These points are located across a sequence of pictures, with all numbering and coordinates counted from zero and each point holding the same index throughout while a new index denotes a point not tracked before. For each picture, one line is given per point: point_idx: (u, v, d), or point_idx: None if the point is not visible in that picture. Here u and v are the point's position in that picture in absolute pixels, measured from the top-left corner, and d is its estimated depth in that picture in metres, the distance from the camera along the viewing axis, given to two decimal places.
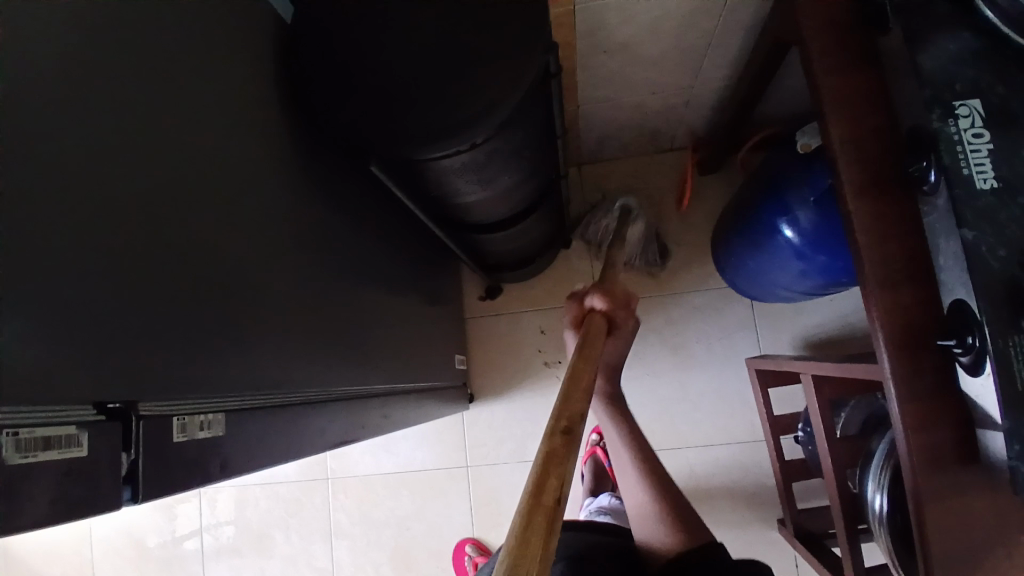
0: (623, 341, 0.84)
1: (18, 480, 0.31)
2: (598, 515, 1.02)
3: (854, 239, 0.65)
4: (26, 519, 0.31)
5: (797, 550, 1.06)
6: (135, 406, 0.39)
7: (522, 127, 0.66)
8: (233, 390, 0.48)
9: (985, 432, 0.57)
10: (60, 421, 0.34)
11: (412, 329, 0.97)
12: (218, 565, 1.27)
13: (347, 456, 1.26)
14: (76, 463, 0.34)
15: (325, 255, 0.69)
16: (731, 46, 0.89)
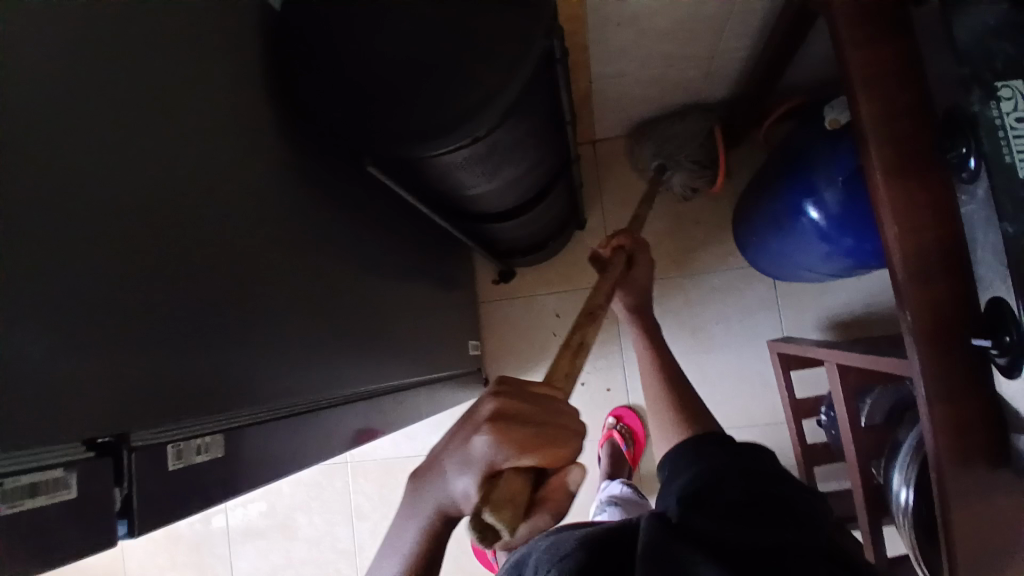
0: (642, 276, 0.85)
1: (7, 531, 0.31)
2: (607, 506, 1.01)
3: (885, 226, 0.60)
4: (18, 567, 0.31)
5: None
6: (127, 439, 0.38)
7: (525, 116, 0.62)
8: (231, 409, 0.47)
9: (1019, 437, 0.53)
10: (47, 465, 0.33)
11: (423, 319, 0.95)
12: (246, 544, 1.30)
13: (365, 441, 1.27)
14: (67, 506, 0.34)
15: (327, 254, 0.67)
16: (752, 15, 0.84)
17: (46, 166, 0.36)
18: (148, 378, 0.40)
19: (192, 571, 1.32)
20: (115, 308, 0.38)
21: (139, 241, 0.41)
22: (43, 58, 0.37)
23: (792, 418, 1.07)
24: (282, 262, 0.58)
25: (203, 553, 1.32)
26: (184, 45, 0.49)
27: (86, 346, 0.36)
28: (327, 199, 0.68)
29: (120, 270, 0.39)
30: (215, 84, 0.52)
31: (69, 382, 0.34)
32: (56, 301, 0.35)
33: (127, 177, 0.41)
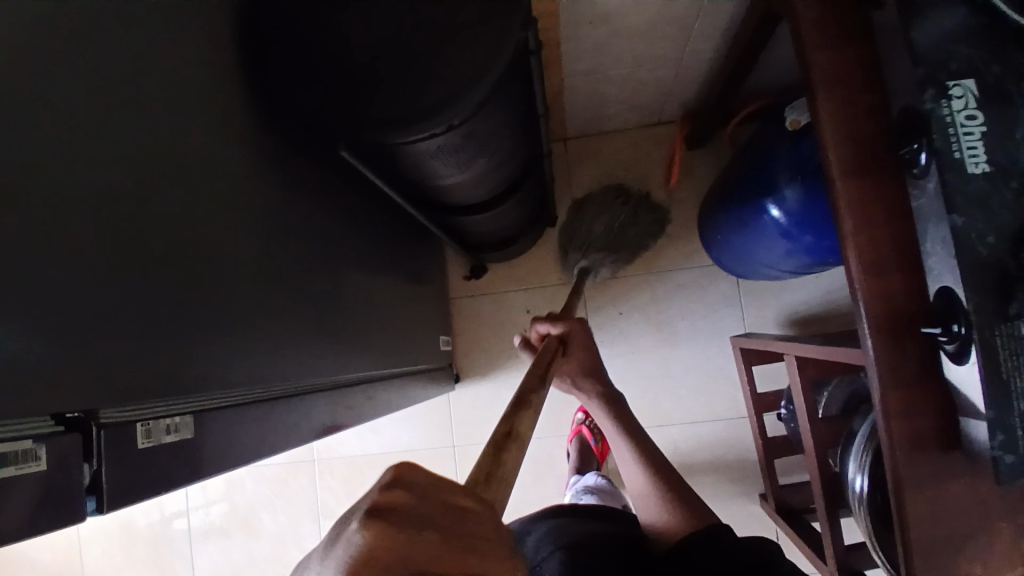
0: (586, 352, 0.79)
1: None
2: (585, 493, 1.02)
3: (842, 219, 0.63)
4: None
5: (778, 524, 1.08)
6: (95, 415, 0.37)
7: (502, 108, 0.63)
8: (203, 389, 0.47)
9: (967, 420, 0.57)
10: (16, 435, 0.32)
11: (394, 311, 0.95)
12: (207, 545, 1.27)
13: (332, 438, 1.25)
14: (34, 479, 0.33)
15: (300, 240, 0.66)
16: (720, 17, 0.87)
17: (16, 131, 0.35)
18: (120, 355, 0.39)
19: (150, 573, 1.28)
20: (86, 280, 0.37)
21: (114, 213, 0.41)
22: (15, 22, 0.36)
23: (753, 412, 1.10)
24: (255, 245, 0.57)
25: (161, 555, 1.28)
26: (159, 19, 0.48)
27: (54, 317, 0.35)
28: (300, 183, 0.68)
29: (93, 243, 0.38)
30: (189, 62, 0.51)
31: (38, 350, 0.34)
32: (26, 271, 0.34)
33: (100, 150, 0.40)
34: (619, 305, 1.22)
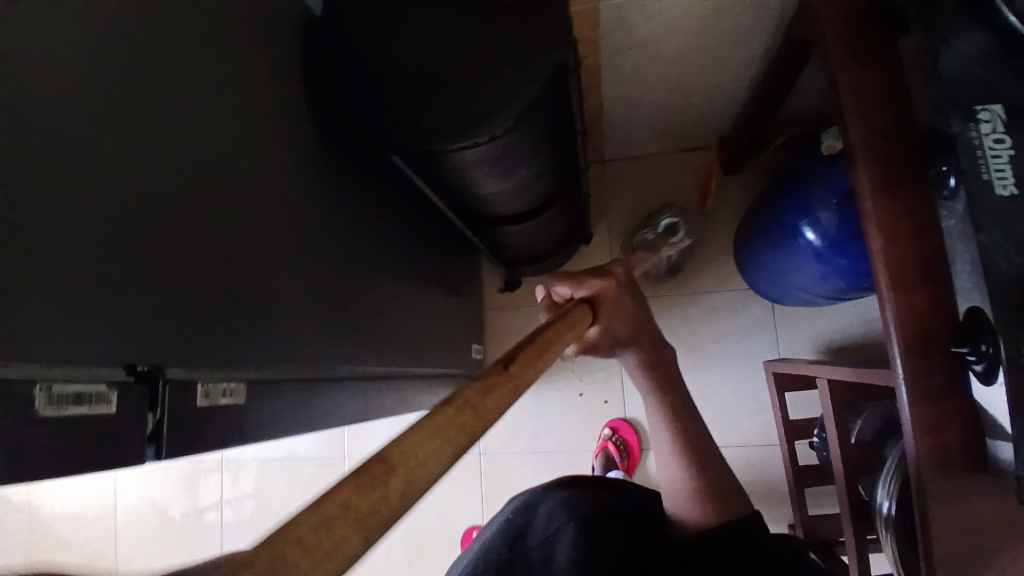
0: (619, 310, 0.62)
1: (50, 429, 0.34)
2: None
3: (871, 238, 0.64)
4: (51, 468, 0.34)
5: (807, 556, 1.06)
6: (163, 372, 0.41)
7: (540, 121, 0.67)
8: (254, 363, 0.51)
9: (995, 443, 0.57)
10: (93, 379, 0.37)
11: (430, 316, 0.99)
12: (238, 538, 1.31)
13: (363, 439, 1.27)
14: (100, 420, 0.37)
15: (351, 238, 0.71)
16: (758, 45, 0.89)
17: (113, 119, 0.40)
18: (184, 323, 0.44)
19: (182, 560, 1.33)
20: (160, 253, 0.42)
21: (188, 196, 0.45)
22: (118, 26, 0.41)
23: (784, 438, 1.09)
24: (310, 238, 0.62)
25: (195, 545, 1.33)
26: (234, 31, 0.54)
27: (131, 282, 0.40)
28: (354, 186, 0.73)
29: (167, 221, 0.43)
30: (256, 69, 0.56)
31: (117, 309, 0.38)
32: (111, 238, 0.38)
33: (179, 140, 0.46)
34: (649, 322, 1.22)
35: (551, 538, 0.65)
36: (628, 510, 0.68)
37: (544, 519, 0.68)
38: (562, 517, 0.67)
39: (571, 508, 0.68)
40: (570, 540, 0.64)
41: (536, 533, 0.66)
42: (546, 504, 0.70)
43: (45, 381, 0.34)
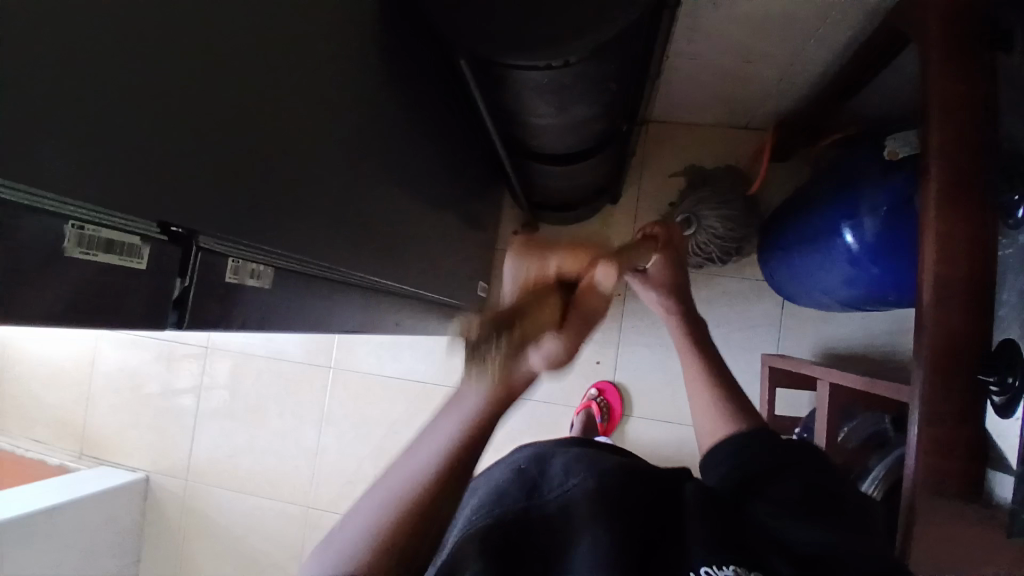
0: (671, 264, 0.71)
1: (84, 270, 0.32)
2: None
3: (924, 251, 0.63)
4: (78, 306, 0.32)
5: None
6: (197, 237, 0.39)
7: (613, 57, 0.63)
8: (294, 251, 0.49)
9: (996, 477, 0.57)
10: (127, 230, 0.34)
11: (447, 243, 0.97)
12: (211, 423, 1.30)
13: (352, 351, 1.25)
14: (133, 273, 0.35)
15: (396, 145, 0.68)
16: (845, 30, 0.85)
17: None
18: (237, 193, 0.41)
19: (151, 435, 1.32)
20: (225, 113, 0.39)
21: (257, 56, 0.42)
22: None
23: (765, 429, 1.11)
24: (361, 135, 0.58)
25: (164, 423, 1.32)
26: None
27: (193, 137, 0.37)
28: (411, 92, 0.69)
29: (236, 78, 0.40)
30: None
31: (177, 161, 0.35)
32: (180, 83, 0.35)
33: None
34: None
35: (569, 492, 0.50)
36: (659, 480, 0.54)
37: (560, 473, 0.52)
38: (584, 473, 0.51)
39: (593, 465, 0.53)
40: (593, 493, 0.49)
41: (549, 486, 0.51)
42: (559, 458, 0.55)
43: (77, 219, 0.31)
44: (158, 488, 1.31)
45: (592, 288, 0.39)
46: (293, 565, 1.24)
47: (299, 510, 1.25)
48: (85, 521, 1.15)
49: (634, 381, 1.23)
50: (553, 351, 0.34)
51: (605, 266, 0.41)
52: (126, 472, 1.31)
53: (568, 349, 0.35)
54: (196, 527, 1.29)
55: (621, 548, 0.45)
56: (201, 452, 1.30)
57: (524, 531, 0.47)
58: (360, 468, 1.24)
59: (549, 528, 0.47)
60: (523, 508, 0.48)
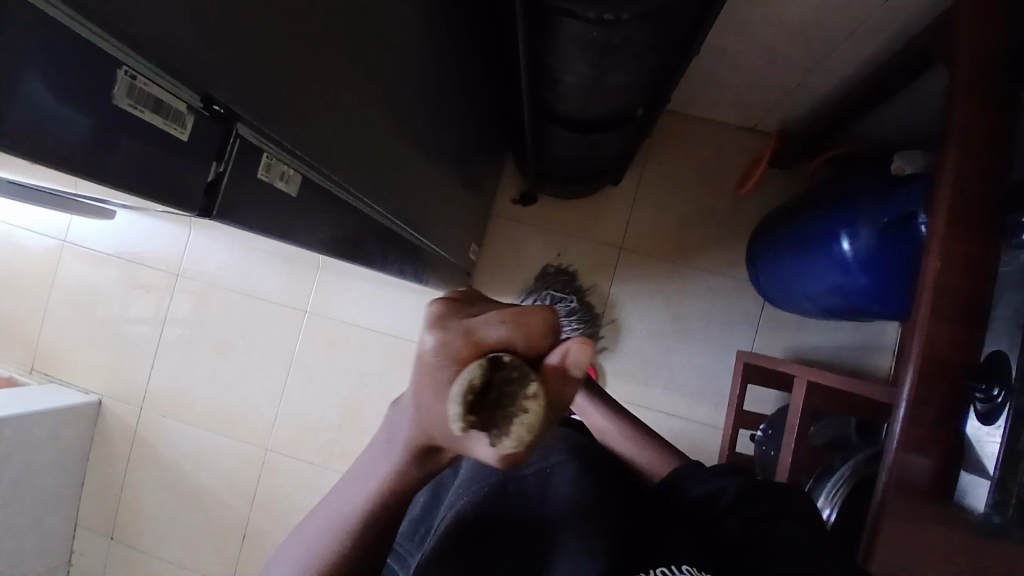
0: None
1: (125, 127, 0.30)
2: None
3: (931, 266, 0.64)
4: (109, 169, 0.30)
5: None
6: (238, 125, 0.36)
7: (663, 27, 0.61)
8: (333, 167, 0.47)
9: (968, 480, 0.60)
10: (175, 94, 0.31)
11: (450, 197, 0.95)
12: (173, 354, 1.25)
13: (332, 297, 1.21)
14: (169, 141, 0.33)
15: (426, 81, 0.65)
16: (872, 44, 0.86)
17: None
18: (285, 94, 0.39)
19: (108, 358, 1.27)
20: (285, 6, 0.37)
21: None
22: None
23: (729, 423, 1.09)
24: (402, 62, 0.56)
25: (124, 348, 1.27)
26: None
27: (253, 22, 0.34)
28: (449, 29, 0.66)
29: None
30: None
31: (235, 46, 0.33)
32: None
33: None
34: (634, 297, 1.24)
35: (549, 469, 0.55)
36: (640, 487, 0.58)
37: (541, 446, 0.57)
38: (560, 451, 0.57)
39: (573, 445, 0.58)
40: (574, 479, 0.54)
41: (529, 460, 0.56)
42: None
43: (128, 66, 0.28)
44: (111, 413, 1.26)
45: (558, 378, 0.32)
46: (242, 507, 1.21)
47: (255, 453, 1.21)
48: (31, 437, 1.09)
49: (611, 363, 1.24)
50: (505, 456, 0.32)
51: (579, 338, 0.32)
52: (78, 392, 1.26)
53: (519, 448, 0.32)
54: (146, 457, 1.25)
55: (602, 517, 0.50)
56: (160, 381, 1.25)
57: (510, 505, 0.53)
58: (324, 419, 1.21)
59: (536, 507, 0.53)
60: (509, 483, 0.54)
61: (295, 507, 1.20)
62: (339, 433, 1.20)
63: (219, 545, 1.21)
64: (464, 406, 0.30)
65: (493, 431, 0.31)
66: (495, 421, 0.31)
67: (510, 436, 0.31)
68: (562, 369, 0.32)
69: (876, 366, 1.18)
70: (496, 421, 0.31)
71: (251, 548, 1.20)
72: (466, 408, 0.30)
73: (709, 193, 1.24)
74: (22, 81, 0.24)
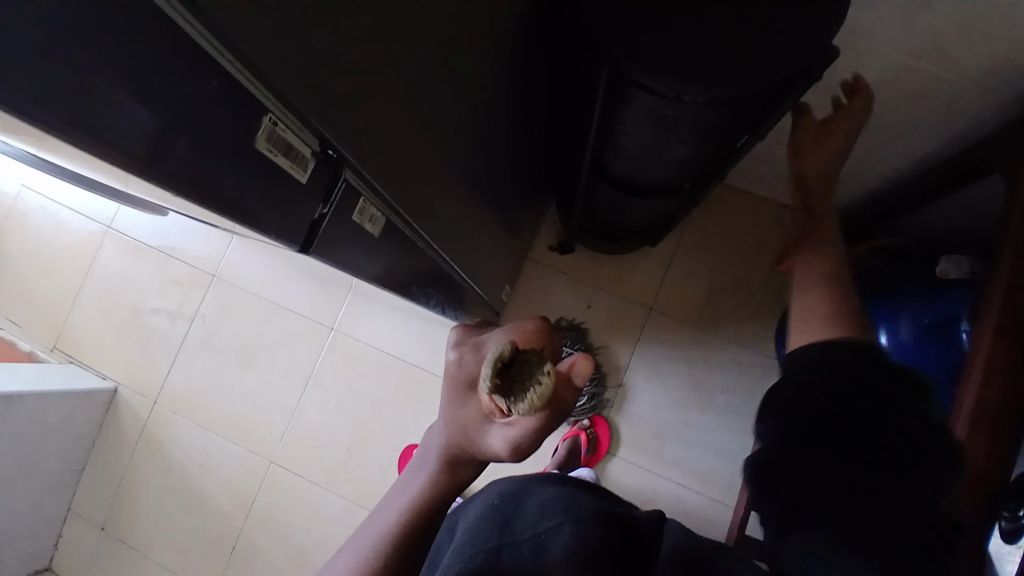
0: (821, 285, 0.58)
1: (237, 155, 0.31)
2: None
3: (985, 393, 0.62)
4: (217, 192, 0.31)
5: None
6: (345, 169, 0.39)
7: (735, 112, 0.61)
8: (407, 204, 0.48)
9: None
10: (301, 141, 0.34)
11: (493, 238, 0.97)
12: (195, 353, 1.26)
13: (360, 320, 1.22)
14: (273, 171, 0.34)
15: (494, 130, 0.67)
16: (927, 145, 0.88)
17: None
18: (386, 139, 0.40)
19: (131, 348, 1.28)
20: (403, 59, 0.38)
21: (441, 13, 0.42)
22: None
23: (743, 502, 1.10)
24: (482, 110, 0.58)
25: (148, 340, 1.28)
26: None
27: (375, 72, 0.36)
28: (522, 83, 0.68)
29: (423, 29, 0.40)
30: None
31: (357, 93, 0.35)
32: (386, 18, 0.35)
33: None
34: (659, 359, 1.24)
35: (541, 533, 0.58)
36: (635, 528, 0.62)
37: (536, 513, 0.61)
38: (554, 514, 0.60)
39: (567, 507, 0.61)
40: (567, 538, 0.57)
41: (525, 525, 0.60)
42: (537, 497, 0.64)
43: (272, 114, 0.31)
44: (123, 403, 1.26)
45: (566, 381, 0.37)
46: (239, 518, 1.20)
47: (261, 464, 1.20)
48: (43, 417, 1.10)
49: (627, 421, 1.23)
50: (517, 439, 0.37)
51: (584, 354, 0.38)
52: (95, 378, 1.27)
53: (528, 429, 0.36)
54: (152, 452, 1.24)
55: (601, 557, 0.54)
56: (177, 379, 1.25)
57: (504, 568, 0.56)
58: (333, 438, 1.20)
59: (529, 565, 0.55)
60: (503, 548, 0.57)
61: (290, 525, 1.18)
62: (346, 456, 1.19)
63: (209, 553, 1.20)
64: (491, 371, 0.35)
65: (511, 399, 0.36)
66: (514, 390, 0.36)
67: (526, 400, 0.35)
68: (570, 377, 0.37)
69: None
70: (514, 392, 0.36)
71: (239, 561, 1.18)
72: (494, 371, 0.35)
73: (745, 266, 1.24)
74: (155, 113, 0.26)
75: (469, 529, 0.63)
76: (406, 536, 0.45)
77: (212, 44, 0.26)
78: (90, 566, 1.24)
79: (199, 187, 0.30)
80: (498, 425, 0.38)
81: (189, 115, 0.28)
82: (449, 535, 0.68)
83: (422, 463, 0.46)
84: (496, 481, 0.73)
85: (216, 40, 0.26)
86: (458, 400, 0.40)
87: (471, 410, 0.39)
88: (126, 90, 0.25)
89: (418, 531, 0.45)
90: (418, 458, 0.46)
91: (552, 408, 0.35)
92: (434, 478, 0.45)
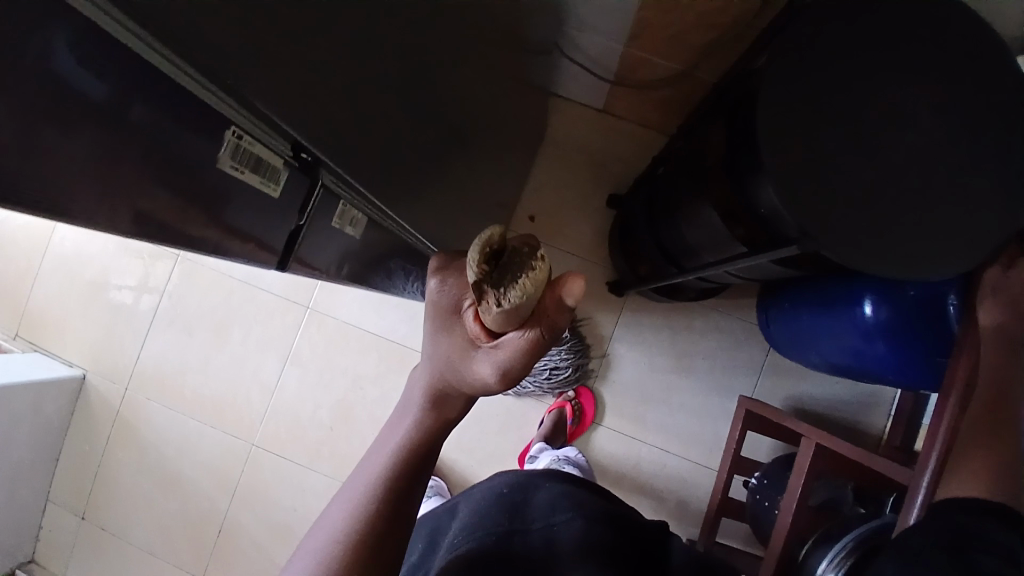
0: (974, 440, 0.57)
1: (204, 179, 0.27)
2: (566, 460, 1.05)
3: None
4: (184, 220, 0.28)
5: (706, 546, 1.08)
6: (322, 173, 0.35)
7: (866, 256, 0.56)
8: (386, 199, 0.46)
9: None
10: (272, 151, 0.30)
11: (474, 213, 0.93)
12: (166, 333, 1.21)
13: (337, 295, 1.19)
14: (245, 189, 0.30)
15: (471, 104, 0.63)
16: None
17: None
18: (362, 139, 0.37)
19: (97, 333, 1.22)
20: (384, 56, 0.34)
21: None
22: None
23: (725, 467, 1.11)
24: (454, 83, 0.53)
25: (115, 323, 1.22)
26: None
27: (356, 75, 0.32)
28: (495, 55, 0.64)
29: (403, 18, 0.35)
30: None
31: (335, 97, 0.31)
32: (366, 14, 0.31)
33: None
34: (643, 328, 1.24)
35: (554, 527, 0.59)
36: (637, 525, 0.64)
37: (545, 506, 0.62)
38: (570, 512, 0.61)
39: (575, 504, 0.63)
40: (578, 530, 0.58)
41: (536, 516, 0.61)
42: (545, 492, 0.65)
43: (238, 127, 0.27)
44: (93, 389, 1.22)
45: (554, 301, 0.32)
46: (223, 500, 1.18)
47: (241, 445, 1.18)
48: (9, 411, 1.05)
49: (612, 392, 1.24)
50: (506, 362, 0.34)
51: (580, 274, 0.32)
52: (61, 364, 1.21)
53: (521, 352, 0.33)
54: (128, 437, 1.21)
55: (607, 548, 0.56)
56: (150, 362, 1.21)
57: (518, 551, 0.56)
58: (315, 415, 1.18)
59: (543, 554, 0.56)
60: (515, 535, 0.58)
61: (276, 505, 1.17)
62: (329, 433, 1.18)
63: (195, 535, 1.18)
64: (478, 256, 0.31)
65: (496, 292, 0.31)
66: (502, 281, 0.31)
67: (523, 288, 0.30)
68: (560, 297, 0.32)
69: (869, 421, 1.20)
70: (503, 282, 0.31)
71: (226, 541, 1.18)
72: (480, 257, 0.30)
73: None
74: (108, 153, 0.22)
75: (474, 510, 0.63)
76: (392, 498, 0.40)
77: (189, 76, 0.23)
78: (72, 554, 1.22)
79: (174, 220, 0.27)
80: (482, 351, 0.35)
81: (149, 150, 0.24)
82: (449, 516, 0.67)
83: (407, 405, 0.41)
84: (502, 473, 0.73)
85: (197, 70, 0.23)
86: (440, 330, 0.36)
87: (455, 338, 0.36)
88: (89, 135, 0.21)
89: (401, 504, 0.40)
90: (402, 400, 0.42)
91: (540, 326, 0.32)
92: (422, 419, 0.40)
